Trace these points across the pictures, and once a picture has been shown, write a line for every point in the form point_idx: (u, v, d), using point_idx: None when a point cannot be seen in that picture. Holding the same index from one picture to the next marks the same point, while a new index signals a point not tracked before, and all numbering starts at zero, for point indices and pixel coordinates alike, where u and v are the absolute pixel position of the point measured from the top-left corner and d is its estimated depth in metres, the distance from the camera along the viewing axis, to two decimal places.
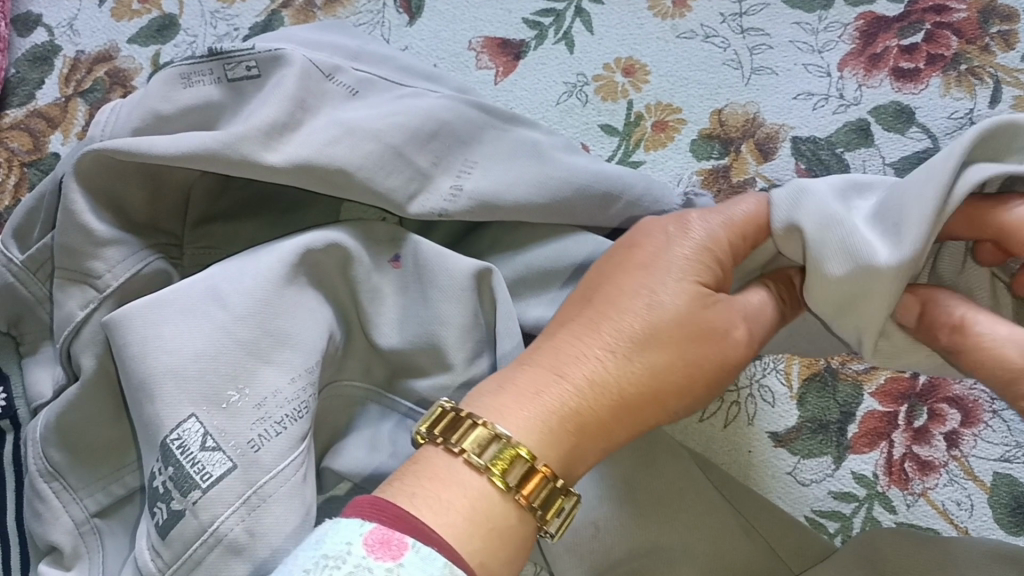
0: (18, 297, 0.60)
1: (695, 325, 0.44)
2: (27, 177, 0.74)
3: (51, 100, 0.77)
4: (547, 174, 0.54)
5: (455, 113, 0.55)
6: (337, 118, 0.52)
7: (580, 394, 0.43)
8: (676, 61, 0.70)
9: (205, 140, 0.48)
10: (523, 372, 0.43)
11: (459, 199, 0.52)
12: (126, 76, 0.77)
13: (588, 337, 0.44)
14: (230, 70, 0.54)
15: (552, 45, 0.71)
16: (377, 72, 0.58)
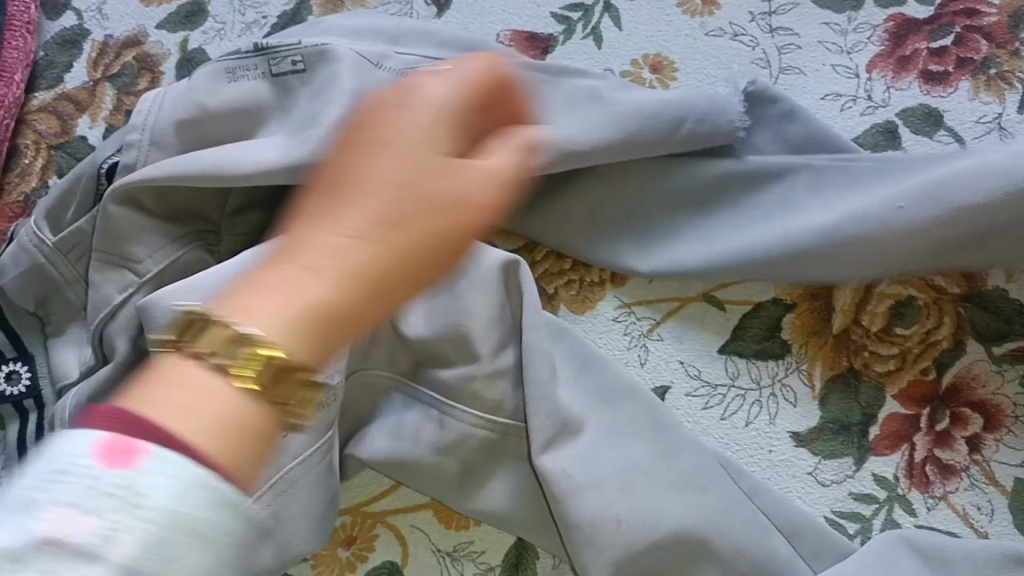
0: (48, 277, 0.65)
1: (424, 184, 0.33)
2: (54, 160, 0.75)
3: (80, 84, 0.77)
4: (613, 114, 0.62)
5: (514, 75, 0.64)
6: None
7: (328, 282, 0.32)
8: (705, 59, 0.69)
9: (282, 151, 0.61)
10: (287, 260, 0.32)
11: (542, 144, 0.62)
12: (155, 62, 0.77)
13: (331, 213, 0.32)
14: (276, 66, 0.64)
15: (580, 40, 0.71)
16: (419, 52, 0.67)
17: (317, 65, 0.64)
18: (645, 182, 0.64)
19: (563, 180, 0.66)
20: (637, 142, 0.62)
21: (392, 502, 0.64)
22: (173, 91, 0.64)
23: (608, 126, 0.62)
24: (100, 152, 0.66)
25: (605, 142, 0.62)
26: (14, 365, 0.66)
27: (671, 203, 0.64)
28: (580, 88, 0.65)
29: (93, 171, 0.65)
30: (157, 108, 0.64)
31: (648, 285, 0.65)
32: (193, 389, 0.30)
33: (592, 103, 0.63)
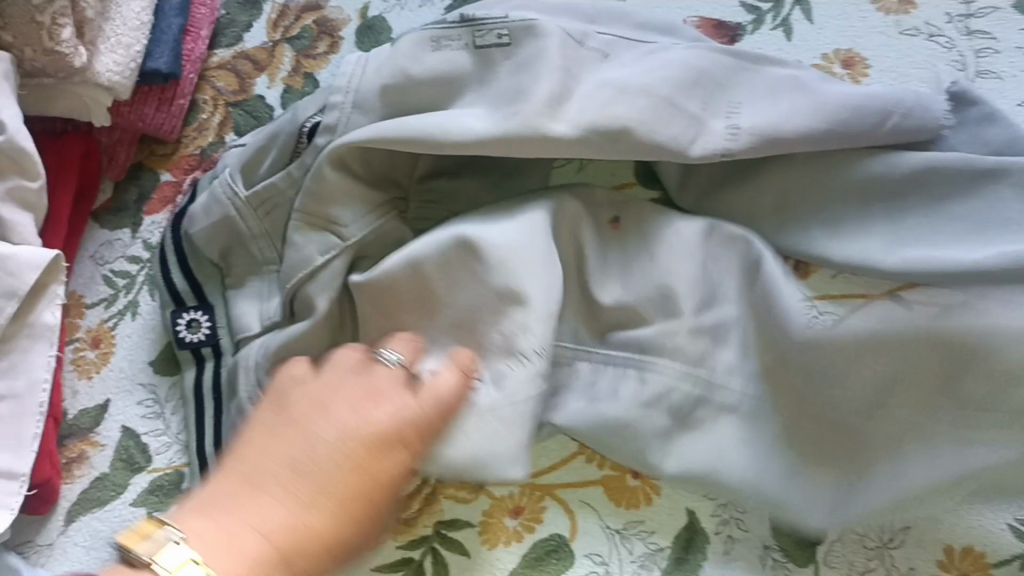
0: (235, 229, 0.66)
1: (371, 465, 0.49)
2: (232, 117, 0.76)
3: (259, 44, 0.78)
4: (821, 102, 0.62)
5: (710, 61, 0.64)
6: (605, 80, 0.62)
7: (287, 511, 0.47)
8: (898, 57, 0.69)
9: (493, 122, 0.61)
10: (234, 494, 0.47)
11: (739, 136, 0.62)
12: (334, 26, 0.78)
13: (262, 506, 0.47)
14: (481, 36, 0.65)
15: (769, 30, 0.71)
16: (616, 31, 0.67)
17: (522, 40, 0.64)
18: (841, 176, 0.64)
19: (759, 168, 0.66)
20: (841, 134, 0.62)
21: (561, 475, 0.65)
22: (378, 56, 0.66)
23: (816, 117, 0.62)
24: (301, 111, 0.66)
25: (810, 132, 0.62)
26: (195, 314, 0.68)
27: (865, 199, 0.64)
28: (783, 77, 0.64)
29: (293, 129, 0.65)
30: (360, 72, 0.65)
31: (830, 281, 0.65)
32: (254, 508, 0.47)
33: (797, 92, 0.63)
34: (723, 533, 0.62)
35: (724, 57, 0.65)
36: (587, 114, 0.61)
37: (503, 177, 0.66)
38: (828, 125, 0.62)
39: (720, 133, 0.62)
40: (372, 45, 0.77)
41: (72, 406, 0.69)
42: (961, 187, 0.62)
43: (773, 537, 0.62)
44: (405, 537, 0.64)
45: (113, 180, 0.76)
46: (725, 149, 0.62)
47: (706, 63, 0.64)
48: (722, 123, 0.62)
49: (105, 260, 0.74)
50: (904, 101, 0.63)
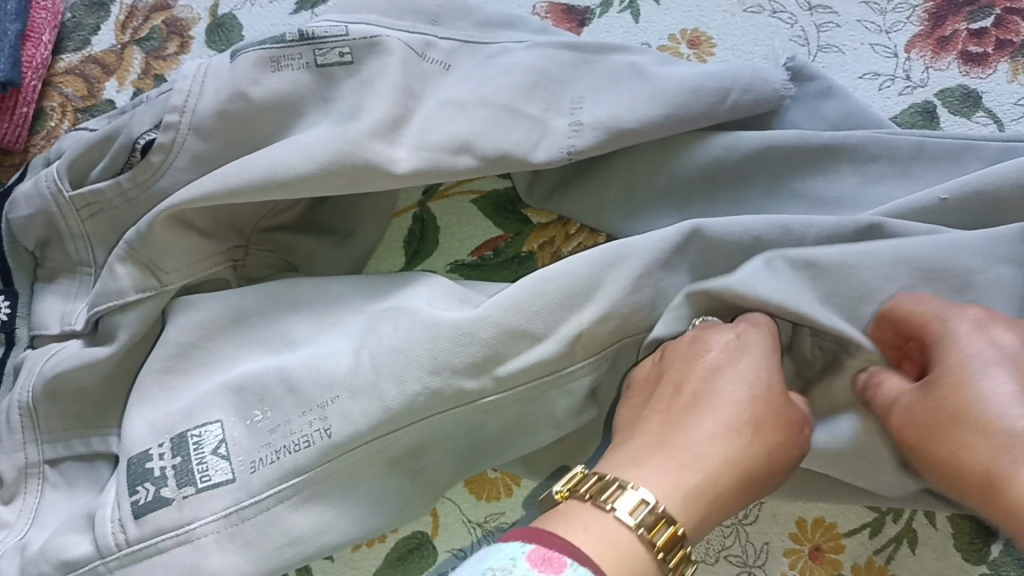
0: (55, 226, 0.65)
1: (789, 401, 0.50)
2: (81, 123, 0.74)
3: (107, 47, 0.76)
4: (658, 91, 0.62)
5: (548, 58, 0.64)
6: (444, 97, 0.63)
7: (717, 467, 0.46)
8: (743, 35, 0.69)
9: (329, 144, 0.58)
10: (648, 455, 0.46)
11: (582, 132, 0.62)
12: (184, 26, 0.76)
13: (705, 415, 0.48)
14: (322, 54, 0.62)
15: (617, 13, 0.71)
16: (458, 33, 0.66)
17: (365, 57, 0.63)
18: (683, 161, 0.64)
19: (594, 167, 0.66)
20: (682, 118, 0.61)
21: None
22: (205, 69, 0.63)
23: (659, 107, 0.61)
24: (136, 122, 0.63)
25: (649, 120, 0.61)
26: None
27: (709, 180, 0.64)
28: (622, 65, 0.64)
29: (129, 135, 0.63)
30: (197, 89, 0.62)
31: None
32: (596, 528, 0.41)
33: (635, 79, 0.63)
34: None
35: (565, 53, 0.65)
36: (427, 136, 0.61)
37: (343, 225, 0.67)
38: (667, 110, 0.62)
39: (564, 131, 0.62)
40: (223, 44, 0.75)
41: None
42: (801, 166, 0.63)
43: None
44: None
45: None
46: (569, 147, 0.61)
47: (546, 63, 0.64)
48: (566, 121, 0.62)
49: None
50: (743, 85, 0.63)
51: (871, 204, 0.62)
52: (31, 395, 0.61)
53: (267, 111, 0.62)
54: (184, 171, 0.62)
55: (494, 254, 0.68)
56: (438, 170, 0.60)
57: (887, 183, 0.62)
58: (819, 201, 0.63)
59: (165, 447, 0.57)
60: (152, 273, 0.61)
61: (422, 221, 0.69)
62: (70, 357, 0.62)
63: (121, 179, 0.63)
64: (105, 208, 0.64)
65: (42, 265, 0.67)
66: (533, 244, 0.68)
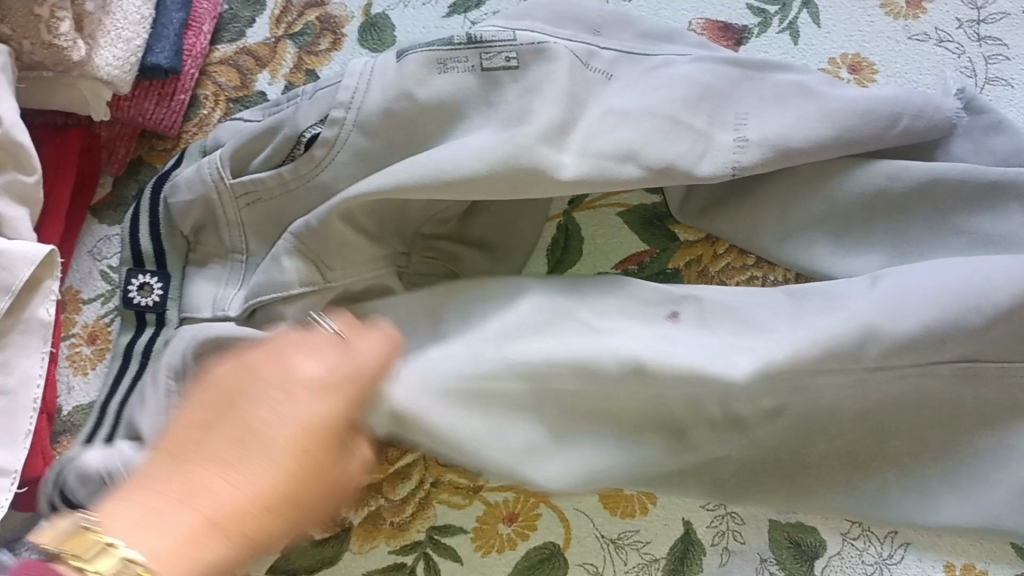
0: (213, 212, 0.66)
1: (322, 464, 0.45)
2: (232, 112, 0.76)
3: (261, 40, 0.78)
4: (826, 112, 0.61)
5: (712, 74, 0.64)
6: (608, 106, 0.62)
7: (241, 488, 0.43)
8: (906, 63, 0.68)
9: (496, 146, 0.59)
10: (168, 474, 0.43)
11: (748, 148, 0.61)
12: (337, 23, 0.77)
13: (241, 461, 0.44)
14: (488, 57, 0.63)
15: (776, 34, 0.70)
16: (619, 44, 0.66)
17: (530, 62, 0.63)
18: (842, 187, 0.63)
19: (754, 187, 0.65)
20: (851, 142, 0.61)
21: None
22: (376, 68, 0.64)
23: (827, 132, 0.61)
24: (302, 115, 0.64)
25: (819, 141, 0.61)
26: (148, 278, 0.68)
27: (868, 210, 0.63)
28: (788, 83, 0.64)
29: (297, 128, 0.64)
30: (364, 86, 0.63)
31: None
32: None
33: (802, 98, 0.62)
34: (719, 545, 0.62)
35: (728, 69, 0.64)
36: (591, 142, 0.60)
37: (502, 229, 0.67)
38: (834, 133, 0.61)
39: (728, 146, 0.61)
40: (375, 43, 0.76)
41: (66, 402, 0.69)
42: (969, 203, 0.62)
43: (771, 551, 0.61)
44: (398, 541, 0.64)
45: (113, 175, 0.75)
46: (734, 163, 0.61)
47: (710, 78, 0.63)
48: (730, 136, 0.62)
49: (104, 255, 0.73)
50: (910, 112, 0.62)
51: None
52: (183, 362, 0.62)
53: (431, 109, 0.63)
54: (346, 166, 0.63)
55: (639, 269, 0.68)
56: (600, 179, 0.60)
57: None
58: (984, 239, 0.61)
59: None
60: (319, 269, 0.61)
61: (567, 229, 0.69)
62: (225, 331, 0.62)
63: (285, 169, 0.64)
64: (264, 197, 0.65)
65: (195, 249, 0.68)
66: (680, 261, 0.68)
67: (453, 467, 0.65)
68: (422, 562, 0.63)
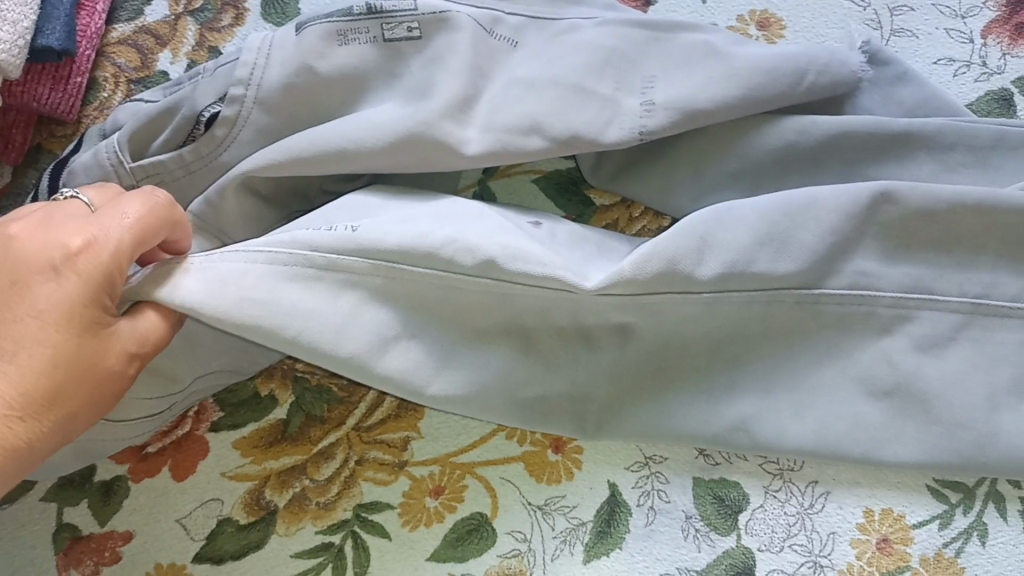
0: None
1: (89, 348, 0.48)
2: (133, 94, 0.73)
3: (160, 17, 0.75)
4: (733, 71, 0.61)
5: (618, 36, 0.63)
6: (512, 77, 0.62)
7: None
8: (812, 18, 0.68)
9: (401, 122, 0.59)
10: None
11: (655, 112, 0.60)
12: None
13: None
14: (390, 30, 0.61)
15: None
16: (526, 8, 0.65)
17: (433, 34, 0.61)
18: (753, 143, 0.63)
19: (663, 149, 0.65)
20: (758, 101, 0.60)
21: (482, 453, 0.64)
22: (270, 44, 0.61)
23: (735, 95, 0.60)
24: (200, 95, 0.62)
25: (726, 100, 0.60)
26: None
27: (780, 166, 0.63)
28: (696, 43, 0.63)
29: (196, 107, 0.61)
30: (263, 61, 0.60)
31: None
32: None
33: (708, 59, 0.62)
34: (645, 505, 0.62)
35: (636, 32, 0.63)
36: (496, 117, 0.60)
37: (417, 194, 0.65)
38: (741, 91, 0.60)
39: (635, 111, 0.61)
40: (279, 17, 0.74)
41: None
42: (875, 154, 0.62)
43: (695, 507, 0.62)
44: (324, 521, 0.63)
45: (12, 165, 0.72)
46: (641, 129, 0.60)
47: (616, 41, 0.63)
48: (636, 101, 0.61)
49: None
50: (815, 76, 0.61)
51: None
52: None
53: (333, 84, 0.61)
54: (250, 144, 0.62)
55: None
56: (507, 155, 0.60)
57: (962, 173, 0.61)
58: None
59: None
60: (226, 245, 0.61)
61: (483, 198, 0.68)
62: None
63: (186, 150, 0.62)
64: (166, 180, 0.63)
65: None
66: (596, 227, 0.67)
67: (378, 444, 0.64)
68: (350, 540, 0.62)
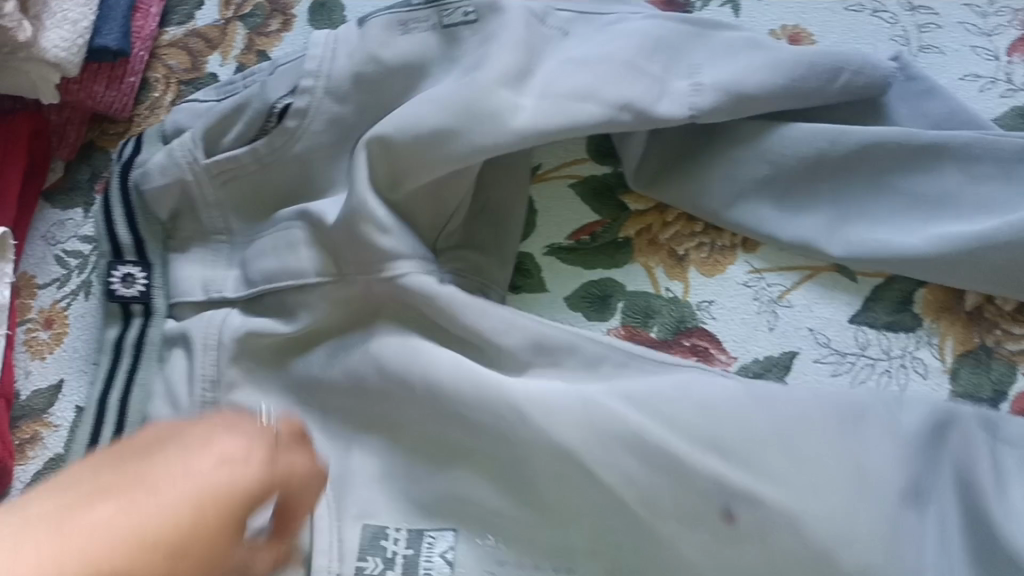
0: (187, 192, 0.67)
1: None
2: (184, 94, 0.76)
3: (211, 22, 0.78)
4: (777, 58, 0.65)
5: (664, 28, 0.68)
6: (565, 59, 0.65)
7: None
8: (842, 32, 0.70)
9: (457, 94, 0.62)
10: None
11: (701, 90, 0.65)
12: (287, 4, 0.78)
13: None
14: (448, 15, 0.66)
15: (718, 7, 0.72)
16: (576, 6, 0.69)
17: (489, 17, 0.66)
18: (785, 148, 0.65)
19: (702, 153, 0.67)
20: (798, 90, 0.64)
21: None
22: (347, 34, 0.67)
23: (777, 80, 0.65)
24: (270, 89, 0.66)
25: (771, 86, 0.64)
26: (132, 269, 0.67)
27: (813, 172, 0.65)
28: (738, 39, 0.68)
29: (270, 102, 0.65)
30: (330, 54, 0.66)
31: (780, 253, 0.67)
32: None
33: (750, 49, 0.66)
34: None
35: (680, 26, 0.68)
36: (552, 86, 0.63)
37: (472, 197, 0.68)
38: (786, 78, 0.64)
39: (682, 92, 0.65)
40: (326, 23, 0.77)
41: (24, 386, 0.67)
42: (904, 164, 0.64)
43: None
44: None
45: (64, 160, 0.74)
46: (689, 105, 0.64)
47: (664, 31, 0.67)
48: (685, 82, 0.65)
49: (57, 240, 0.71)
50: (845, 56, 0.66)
51: (975, 204, 0.63)
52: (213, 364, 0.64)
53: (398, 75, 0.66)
54: (320, 134, 0.66)
55: (592, 239, 0.69)
56: (558, 125, 0.62)
57: (991, 183, 0.63)
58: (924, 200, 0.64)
59: (402, 534, 0.58)
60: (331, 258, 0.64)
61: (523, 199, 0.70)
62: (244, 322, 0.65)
63: (258, 144, 0.66)
64: (239, 174, 0.66)
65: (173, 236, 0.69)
66: (630, 230, 0.69)
67: None
68: None
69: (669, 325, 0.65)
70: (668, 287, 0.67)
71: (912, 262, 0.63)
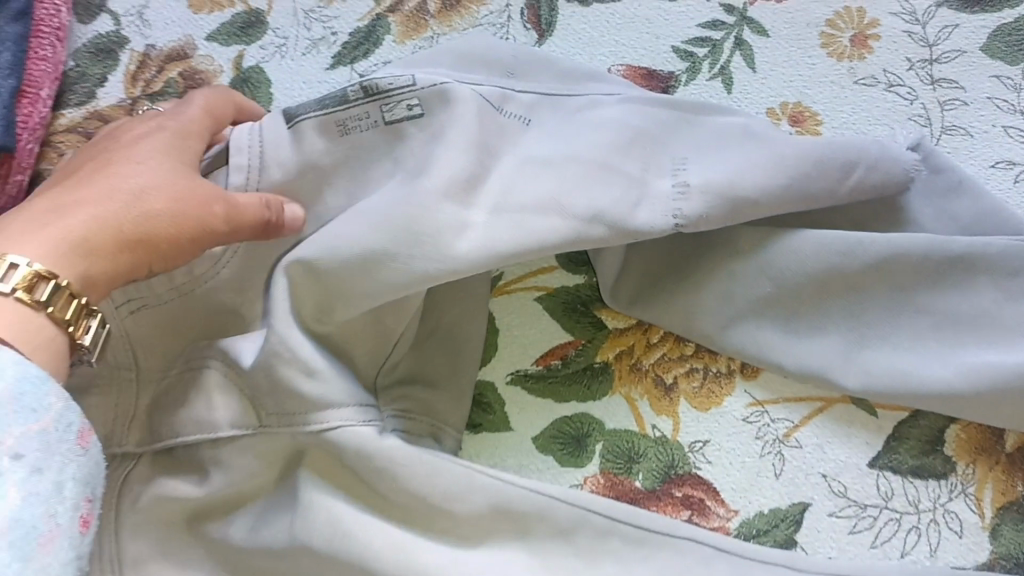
0: None
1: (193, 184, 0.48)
2: None
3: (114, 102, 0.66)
4: (781, 155, 0.53)
5: (646, 116, 0.56)
6: (528, 154, 0.53)
7: (85, 221, 0.45)
8: (854, 111, 0.60)
9: (399, 206, 0.50)
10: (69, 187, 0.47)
11: (689, 194, 0.52)
12: (204, 79, 0.66)
13: (99, 178, 0.47)
14: (389, 110, 0.53)
15: (707, 80, 0.61)
16: (539, 86, 0.58)
17: (436, 107, 0.53)
18: (788, 263, 0.55)
19: (696, 268, 0.57)
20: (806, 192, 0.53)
21: None
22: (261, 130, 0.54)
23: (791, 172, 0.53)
24: None
25: (780, 186, 0.52)
26: None
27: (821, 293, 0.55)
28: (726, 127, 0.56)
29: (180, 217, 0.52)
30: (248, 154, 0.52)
31: (784, 380, 0.57)
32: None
33: (749, 142, 0.55)
34: None
35: (663, 111, 0.56)
36: (510, 196, 0.52)
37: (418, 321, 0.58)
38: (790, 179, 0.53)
39: (667, 195, 0.52)
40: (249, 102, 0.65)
41: None
42: (928, 281, 0.54)
43: None
44: None
45: None
46: (676, 212, 0.52)
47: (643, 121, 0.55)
48: (668, 181, 0.53)
49: None
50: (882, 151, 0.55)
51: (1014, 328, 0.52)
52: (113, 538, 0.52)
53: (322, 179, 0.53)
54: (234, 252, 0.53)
55: (563, 364, 0.58)
56: (521, 243, 0.50)
57: None
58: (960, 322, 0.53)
59: None
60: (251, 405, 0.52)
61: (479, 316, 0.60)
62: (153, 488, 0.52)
63: None
64: (150, 302, 0.53)
65: None
66: (609, 353, 0.58)
67: None
68: None
69: (657, 472, 0.55)
70: (654, 424, 0.56)
71: (941, 398, 0.53)
